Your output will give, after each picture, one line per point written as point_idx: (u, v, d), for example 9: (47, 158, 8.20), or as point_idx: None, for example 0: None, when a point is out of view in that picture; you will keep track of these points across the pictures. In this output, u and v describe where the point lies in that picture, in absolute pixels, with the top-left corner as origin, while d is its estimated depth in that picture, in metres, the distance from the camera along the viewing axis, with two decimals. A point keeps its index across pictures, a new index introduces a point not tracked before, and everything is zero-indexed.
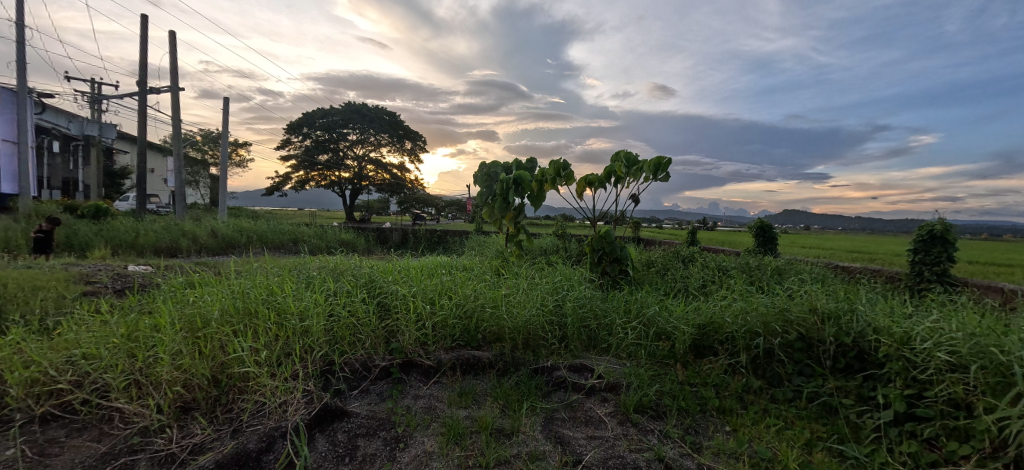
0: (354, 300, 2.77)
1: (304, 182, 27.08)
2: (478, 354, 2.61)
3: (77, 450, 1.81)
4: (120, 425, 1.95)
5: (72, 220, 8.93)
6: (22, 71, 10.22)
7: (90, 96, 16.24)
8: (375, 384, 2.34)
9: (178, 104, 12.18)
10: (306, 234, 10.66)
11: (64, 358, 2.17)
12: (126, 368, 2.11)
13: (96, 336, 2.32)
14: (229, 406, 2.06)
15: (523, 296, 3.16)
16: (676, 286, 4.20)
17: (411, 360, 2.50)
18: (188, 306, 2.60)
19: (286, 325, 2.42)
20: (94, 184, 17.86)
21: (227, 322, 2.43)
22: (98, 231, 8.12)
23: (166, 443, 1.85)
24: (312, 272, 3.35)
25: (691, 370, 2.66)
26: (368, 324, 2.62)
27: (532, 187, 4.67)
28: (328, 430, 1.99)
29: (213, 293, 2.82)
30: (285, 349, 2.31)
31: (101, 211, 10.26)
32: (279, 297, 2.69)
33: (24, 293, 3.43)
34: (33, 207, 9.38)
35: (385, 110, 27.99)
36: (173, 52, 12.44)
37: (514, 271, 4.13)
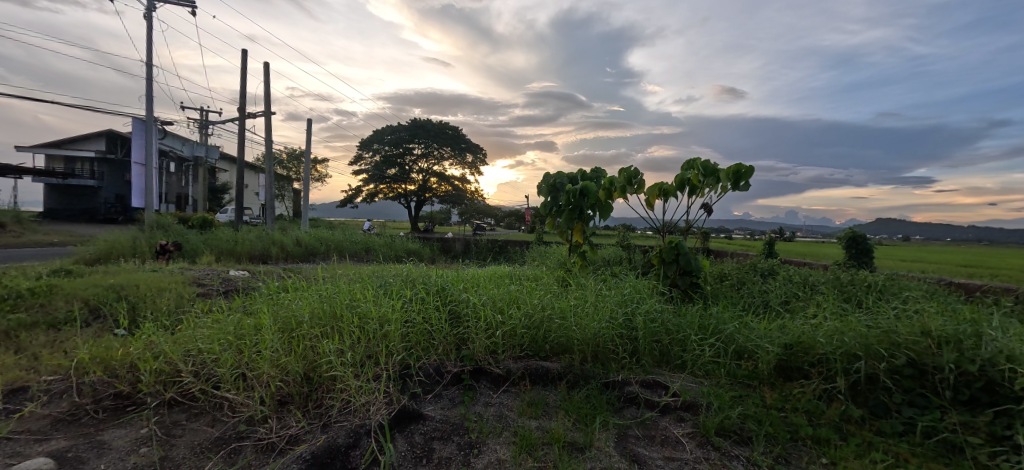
0: (427, 307, 2.91)
1: (374, 195, 28.92)
2: (547, 365, 2.61)
3: (196, 433, 2.06)
4: (230, 414, 2.18)
5: (184, 230, 10.26)
6: (151, 103, 12.07)
7: (200, 122, 18.67)
8: (448, 389, 2.42)
9: (271, 127, 13.66)
10: (378, 244, 11.34)
11: (185, 352, 2.51)
12: (234, 363, 2.37)
13: (211, 332, 2.65)
14: (319, 402, 2.22)
15: (591, 307, 3.12)
16: (755, 302, 3.92)
17: (482, 367, 2.56)
18: (283, 309, 2.86)
19: (367, 329, 2.58)
20: (201, 200, 20.46)
21: (315, 323, 2.66)
22: (204, 239, 9.24)
23: (267, 432, 2.03)
24: (388, 280, 3.55)
25: (777, 393, 2.45)
26: (441, 331, 2.73)
27: (599, 197, 4.61)
28: (406, 431, 2.08)
29: (304, 296, 3.09)
30: (367, 351, 2.46)
31: (207, 221, 11.70)
32: (361, 302, 2.89)
33: (153, 293, 4.01)
34: (156, 219, 10.96)
35: (449, 125, 29.30)
36: (267, 81, 14.00)
37: (580, 281, 4.09)
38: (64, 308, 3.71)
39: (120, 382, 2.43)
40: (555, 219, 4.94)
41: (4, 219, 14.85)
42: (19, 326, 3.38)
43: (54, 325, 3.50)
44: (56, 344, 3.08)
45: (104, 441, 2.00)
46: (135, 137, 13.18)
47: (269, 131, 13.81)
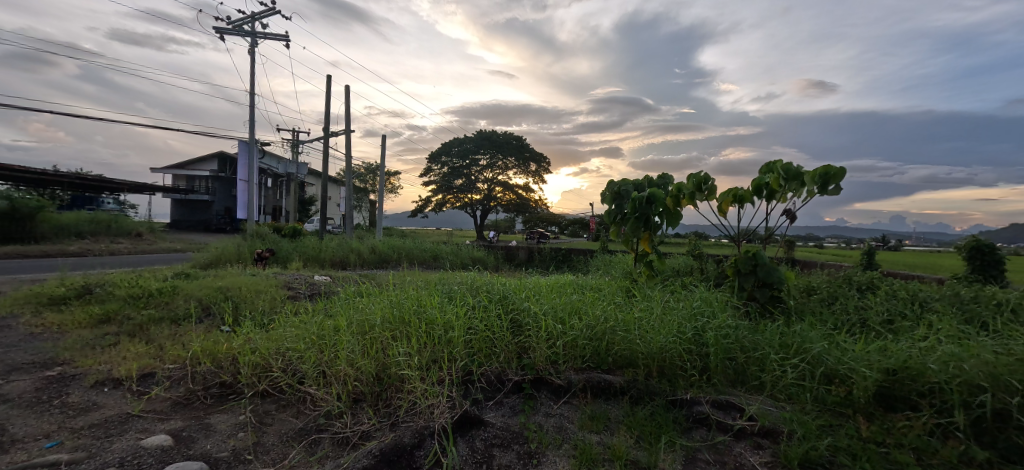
0: (490, 315, 2.96)
1: (442, 205, 30.14)
2: (610, 378, 2.54)
3: (283, 423, 2.28)
4: (311, 407, 2.38)
5: (278, 239, 11.44)
6: (253, 127, 13.70)
7: (292, 141, 20.81)
8: (509, 397, 2.44)
9: (350, 144, 14.84)
10: (445, 252, 11.77)
11: (276, 349, 2.79)
12: (316, 360, 2.59)
13: (297, 331, 2.93)
14: (388, 402, 2.35)
15: (657, 320, 2.99)
16: (849, 320, 3.51)
17: (543, 377, 2.55)
18: (359, 313, 3.08)
19: (433, 334, 2.69)
20: (292, 211, 22.71)
21: (386, 327, 2.83)
22: (294, 247, 10.22)
23: (343, 427, 2.19)
24: (454, 287, 3.68)
25: (876, 425, 2.16)
26: (503, 339, 2.77)
27: (666, 204, 4.41)
28: (468, 435, 2.12)
29: (377, 301, 3.30)
30: (433, 356, 2.56)
31: (296, 231, 12.94)
32: (428, 308, 3.02)
33: (252, 295, 4.53)
34: (255, 229, 12.33)
35: (513, 136, 29.82)
36: (348, 102, 15.27)
37: (645, 292, 3.94)
38: (183, 306, 4.31)
39: (225, 373, 2.77)
40: (620, 227, 4.81)
41: (141, 229, 17.60)
42: (151, 320, 4.00)
43: (175, 320, 4.07)
44: (177, 337, 3.59)
45: (211, 424, 2.28)
46: (240, 157, 14.99)
47: (349, 147, 14.98)
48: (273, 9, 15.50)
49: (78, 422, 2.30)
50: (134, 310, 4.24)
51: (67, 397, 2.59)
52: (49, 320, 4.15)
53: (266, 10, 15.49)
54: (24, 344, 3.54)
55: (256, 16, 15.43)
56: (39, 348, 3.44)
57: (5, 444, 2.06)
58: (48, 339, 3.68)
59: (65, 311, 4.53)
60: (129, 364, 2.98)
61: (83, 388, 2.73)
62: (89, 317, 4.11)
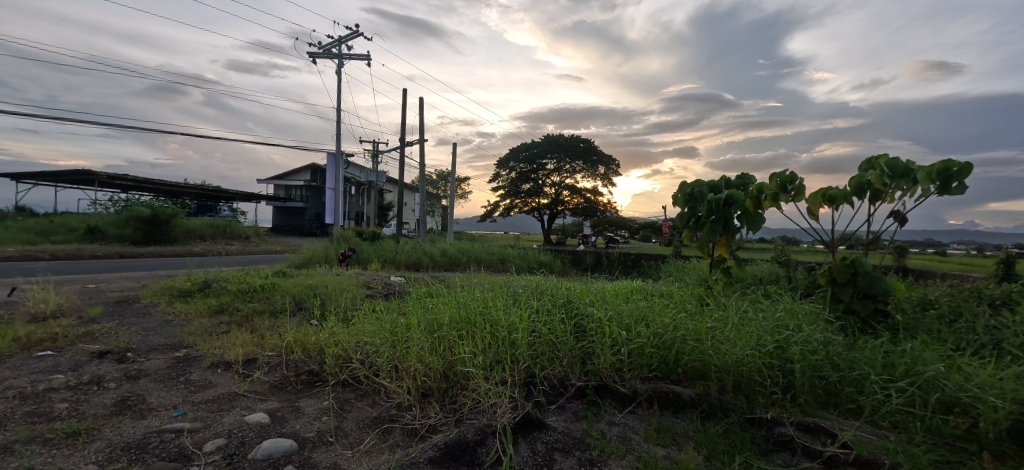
0: (553, 319, 2.97)
1: (510, 209, 30.67)
2: (679, 390, 2.42)
3: (360, 411, 2.47)
4: (385, 399, 2.55)
5: (360, 242, 12.40)
6: (339, 140, 15.04)
7: (372, 152, 22.46)
8: (571, 402, 2.43)
9: (424, 152, 15.68)
10: (512, 255, 11.97)
11: (356, 343, 3.04)
12: (389, 355, 2.77)
13: (373, 328, 3.15)
14: (454, 398, 2.45)
15: (734, 330, 2.79)
16: (977, 342, 2.99)
17: (607, 384, 2.50)
18: (429, 312, 3.25)
19: (497, 336, 2.76)
20: (372, 217, 24.46)
21: (453, 326, 2.95)
22: (374, 249, 11.00)
23: (412, 419, 2.31)
24: (518, 290, 3.74)
25: (1010, 466, 1.82)
26: (566, 343, 2.76)
27: (746, 206, 4.10)
28: (529, 437, 2.14)
29: (445, 302, 3.46)
30: (497, 357, 2.62)
31: (375, 235, 13.93)
32: (493, 310, 3.10)
33: (337, 292, 4.97)
34: (341, 232, 13.49)
35: (580, 139, 29.52)
36: (422, 113, 16.19)
37: (721, 301, 3.68)
38: (280, 300, 4.85)
39: (313, 362, 3.06)
40: (693, 231, 4.55)
41: (248, 233, 20.03)
42: (255, 313, 4.54)
43: (274, 312, 4.59)
44: (275, 328, 4.04)
45: (300, 407, 2.53)
46: (328, 167, 16.50)
47: (422, 155, 15.82)
48: (357, 32, 16.93)
49: (197, 396, 2.68)
50: (242, 303, 4.85)
51: (190, 375, 3.03)
52: (178, 310, 4.88)
53: (352, 33, 16.95)
54: (160, 328, 4.20)
55: (343, 39, 16.95)
56: (170, 332, 4.07)
57: (145, 411, 2.47)
58: (177, 325, 4.34)
59: (190, 302, 5.31)
60: (237, 350, 3.42)
61: (202, 368, 3.18)
62: (207, 308, 4.77)
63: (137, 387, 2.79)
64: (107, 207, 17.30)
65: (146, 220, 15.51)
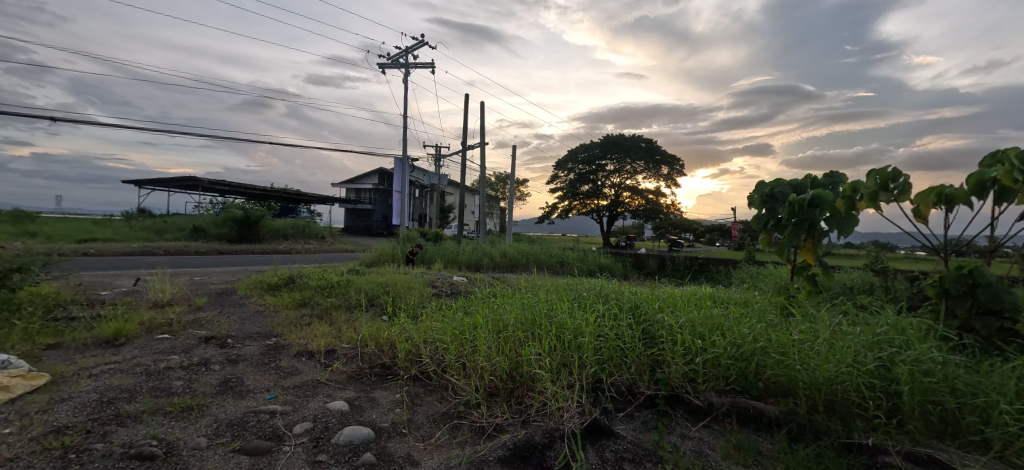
0: (620, 324, 2.88)
1: (569, 211, 30.42)
2: (762, 406, 2.25)
3: (430, 406, 2.56)
4: (453, 395, 2.63)
5: (424, 242, 12.95)
6: (406, 145, 15.82)
7: (436, 156, 23.37)
8: (641, 411, 2.35)
9: (485, 155, 16.04)
10: (571, 258, 11.85)
11: (425, 339, 3.16)
12: (458, 352, 2.85)
13: (441, 325, 3.26)
14: (520, 399, 2.46)
15: (824, 344, 2.53)
16: None
17: (678, 394, 2.39)
18: (494, 313, 3.30)
19: (563, 339, 2.74)
20: (435, 218, 25.40)
21: (519, 327, 2.98)
22: (437, 250, 11.41)
23: (480, 417, 2.35)
24: (583, 293, 3.69)
25: None
26: (634, 350, 2.66)
27: (837, 207, 3.69)
28: (597, 444, 2.10)
29: (510, 302, 3.49)
30: (563, 360, 2.60)
31: (438, 235, 14.45)
32: (558, 312, 3.08)
33: (406, 290, 5.22)
34: (407, 233, 14.15)
35: (642, 138, 28.54)
36: (483, 117, 16.56)
37: (807, 311, 3.37)
38: (355, 296, 5.18)
39: (385, 356, 3.24)
40: (772, 235, 4.19)
41: (324, 233, 21.65)
42: (332, 307, 4.89)
43: (349, 307, 4.92)
44: (351, 321, 4.33)
45: (375, 397, 2.68)
46: (396, 171, 17.41)
47: (483, 158, 16.20)
48: (423, 42, 17.69)
49: (286, 382, 2.93)
50: (321, 298, 5.25)
51: (281, 362, 3.33)
52: (267, 302, 5.39)
53: (417, 42, 17.73)
54: (254, 318, 4.66)
55: (410, 49, 17.83)
56: (262, 322, 4.51)
57: (244, 392, 2.74)
58: (268, 315, 4.80)
59: (278, 295, 5.84)
60: (319, 341, 3.70)
61: (290, 355, 3.48)
62: (292, 301, 5.22)
63: (236, 370, 3.12)
64: (209, 209, 19.52)
65: (240, 220, 17.32)
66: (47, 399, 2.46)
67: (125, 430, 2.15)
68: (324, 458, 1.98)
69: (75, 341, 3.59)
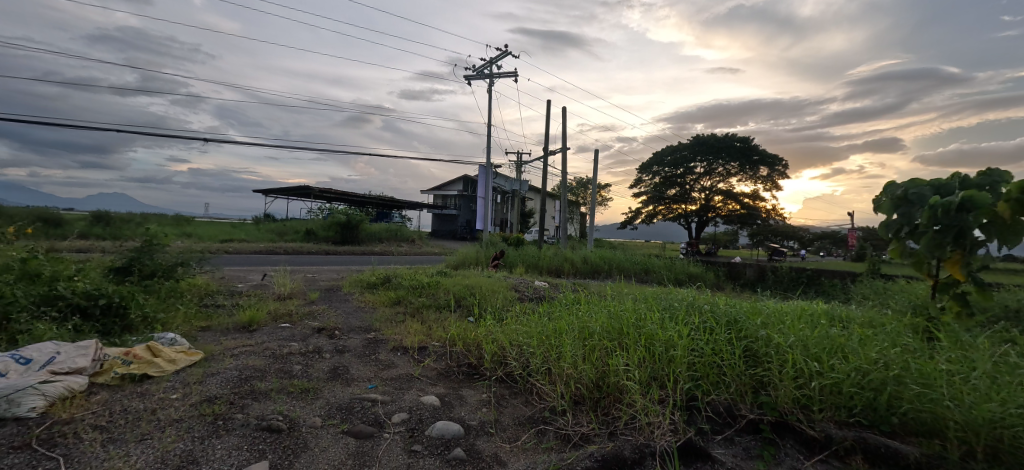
0: (717, 339, 2.68)
1: (654, 216, 29.06)
2: (898, 446, 1.93)
3: (516, 409, 2.61)
4: (538, 399, 2.65)
5: (506, 247, 13.25)
6: (489, 153, 16.39)
7: (518, 162, 23.86)
8: (742, 436, 2.16)
9: (566, 161, 16.00)
10: (657, 265, 11.30)
11: (510, 343, 3.22)
12: (543, 358, 2.86)
13: (527, 330, 3.30)
14: (608, 410, 2.40)
15: (985, 379, 2.10)
16: None
17: (788, 421, 2.16)
18: (579, 319, 3.26)
19: (653, 351, 2.62)
20: (516, 223, 25.86)
21: (606, 337, 2.90)
22: (519, 254, 11.61)
23: (565, 425, 2.34)
24: (674, 303, 3.50)
25: None
26: (735, 368, 2.45)
27: (999, 212, 3.02)
28: (692, 467, 1.97)
29: (596, 310, 3.42)
30: (653, 373, 2.49)
31: (519, 240, 14.70)
32: (647, 323, 2.94)
33: (490, 293, 5.40)
34: (489, 238, 14.59)
35: (737, 138, 26.27)
36: (564, 122, 16.55)
37: (958, 338, 2.82)
38: (444, 297, 5.46)
39: (472, 356, 3.36)
40: (905, 246, 3.56)
41: (414, 236, 23.17)
42: (424, 306, 5.21)
43: (438, 307, 5.20)
44: (441, 321, 4.57)
45: (463, 395, 2.79)
46: (481, 178, 18.12)
47: (565, 163, 16.20)
48: (506, 52, 18.20)
49: (385, 373, 3.18)
50: (414, 297, 5.62)
51: (380, 355, 3.62)
52: (367, 299, 5.91)
53: (501, 53, 18.29)
54: (357, 313, 5.14)
55: (494, 60, 18.46)
56: (364, 317, 4.96)
57: (350, 380, 3.03)
58: (368, 311, 5.26)
59: (376, 293, 6.37)
60: (412, 337, 3.95)
61: (388, 349, 3.77)
62: (388, 299, 5.65)
63: (343, 359, 3.46)
64: (318, 214, 21.97)
65: (343, 224, 19.24)
66: (201, 373, 2.94)
67: (257, 405, 2.50)
68: (419, 448, 2.11)
69: (220, 325, 4.26)
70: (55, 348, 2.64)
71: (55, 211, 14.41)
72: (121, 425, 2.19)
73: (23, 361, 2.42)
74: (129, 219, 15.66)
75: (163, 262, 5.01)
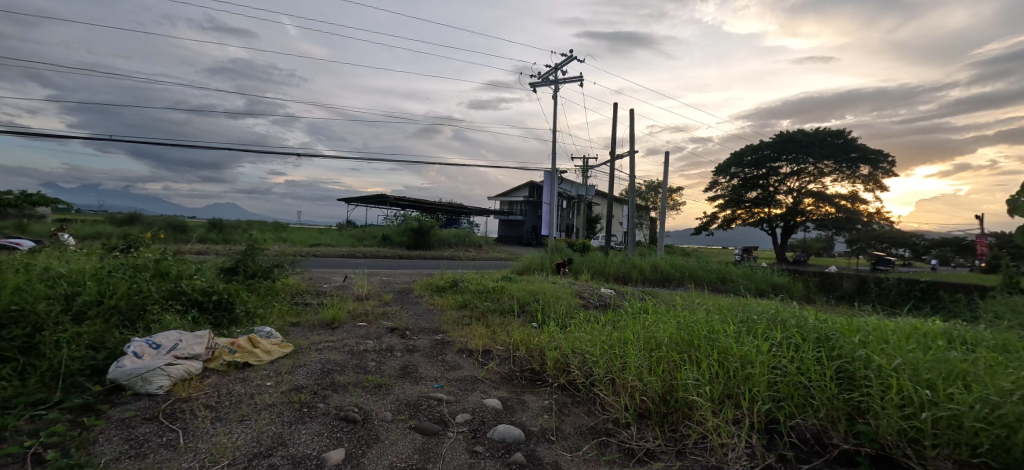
0: (803, 356, 2.43)
1: (732, 221, 27.11)
2: None
3: (578, 418, 2.57)
4: (601, 410, 2.58)
5: (571, 252, 13.12)
6: (555, 159, 16.39)
7: (584, 167, 23.58)
8: (833, 468, 1.94)
9: (634, 164, 15.51)
10: (735, 274, 10.52)
11: (573, 350, 3.19)
12: (607, 367, 2.79)
13: (590, 337, 3.25)
14: (676, 427, 2.28)
15: None
16: None
17: (892, 456, 1.90)
18: (645, 329, 3.14)
19: (728, 366, 2.44)
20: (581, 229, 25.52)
21: (674, 349, 2.75)
22: (584, 260, 11.44)
23: (629, 438, 2.26)
24: (752, 315, 3.23)
25: None
26: (824, 390, 2.20)
27: None
28: None
29: (664, 320, 3.26)
30: (726, 391, 2.32)
31: (585, 246, 14.47)
32: (721, 335, 2.75)
33: (554, 299, 5.38)
34: (554, 243, 14.55)
35: (829, 133, 23.81)
36: (632, 124, 16.08)
37: None
38: (508, 302, 5.54)
39: (534, 361, 3.37)
40: None
41: (481, 242, 23.76)
42: (488, 310, 5.31)
43: (503, 311, 5.28)
44: (505, 325, 4.64)
45: (526, 401, 2.80)
46: (546, 184, 18.19)
47: (633, 167, 15.72)
48: (570, 57, 18.09)
49: (451, 374, 3.30)
50: (479, 301, 5.76)
51: (447, 356, 3.76)
52: (436, 301, 6.16)
53: (565, 58, 18.23)
54: (426, 315, 5.39)
55: (559, 66, 18.48)
56: (432, 319, 5.18)
57: (419, 378, 3.19)
58: (436, 313, 5.49)
59: (444, 296, 6.63)
60: (477, 341, 4.06)
61: (453, 351, 3.90)
62: (455, 302, 5.85)
63: (413, 358, 3.64)
64: (393, 221, 23.39)
65: (416, 230, 20.28)
66: (291, 364, 3.26)
67: (337, 396, 2.72)
68: (481, 449, 2.16)
69: (307, 322, 4.69)
70: (178, 336, 3.08)
71: (180, 219, 16.79)
72: (226, 405, 2.50)
73: (155, 346, 2.86)
74: (237, 226, 17.84)
75: (262, 264, 5.63)
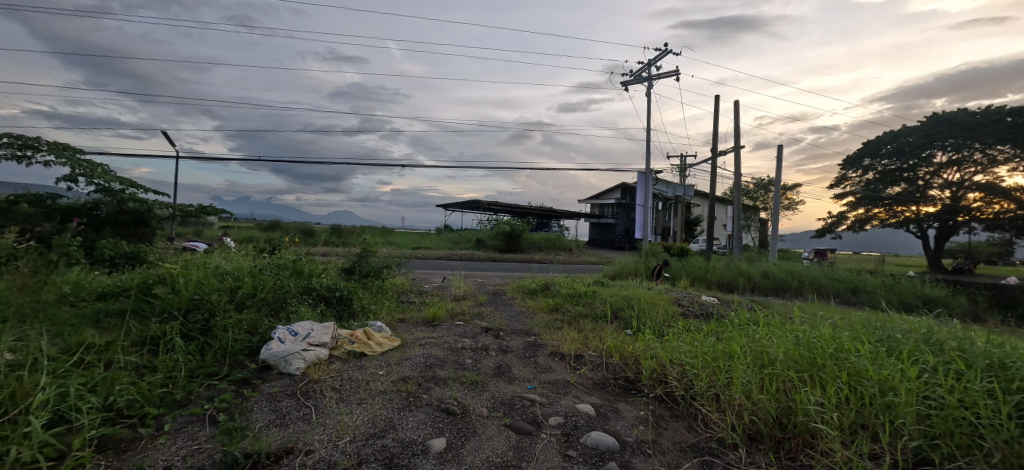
0: (967, 386, 2.01)
1: (865, 222, 23.67)
2: None
3: (678, 432, 2.43)
4: (703, 427, 2.42)
5: (668, 257, 12.43)
6: (649, 159, 15.69)
7: (681, 166, 22.19)
8: None
9: (740, 161, 14.17)
10: (869, 285, 9.04)
11: (671, 361, 3.03)
12: (710, 382, 2.60)
13: (691, 348, 3.05)
14: (794, 455, 2.04)
15: None
16: None
17: None
18: (755, 343, 2.86)
19: (861, 390, 2.12)
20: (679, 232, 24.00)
21: (792, 366, 2.46)
22: (683, 265, 10.74)
23: (737, 460, 2.08)
24: (894, 333, 2.75)
25: None
26: (1000, 430, 1.79)
27: None
28: None
29: (777, 334, 2.94)
30: (859, 419, 2.02)
31: (683, 250, 13.60)
32: (852, 355, 2.40)
33: (650, 306, 5.15)
34: (649, 247, 13.89)
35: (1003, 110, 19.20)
36: (737, 117, 14.72)
37: None
38: (601, 307, 5.44)
39: (629, 370, 3.27)
40: None
41: (572, 245, 23.60)
42: (581, 315, 5.26)
43: (594, 316, 5.20)
44: (597, 331, 4.56)
45: (619, 409, 2.73)
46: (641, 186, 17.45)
47: (739, 164, 14.37)
48: (666, 50, 17.12)
49: (543, 376, 3.35)
50: (571, 305, 5.74)
51: (539, 358, 3.82)
52: (528, 304, 6.28)
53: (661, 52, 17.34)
54: (519, 317, 5.52)
55: (654, 61, 17.64)
56: (524, 321, 5.29)
57: (512, 378, 3.28)
58: (528, 316, 5.60)
59: (536, 299, 6.73)
60: (568, 345, 4.06)
61: (546, 354, 3.94)
62: (547, 305, 5.91)
63: (506, 358, 3.77)
64: (487, 225, 24.36)
65: (508, 234, 20.87)
66: (399, 356, 3.58)
67: (438, 389, 2.93)
68: (574, 454, 2.16)
69: (412, 318, 5.10)
70: (310, 326, 3.58)
71: (309, 225, 19.40)
72: (348, 389, 2.84)
73: (294, 334, 3.36)
74: (353, 231, 20.10)
75: (374, 265, 6.27)
